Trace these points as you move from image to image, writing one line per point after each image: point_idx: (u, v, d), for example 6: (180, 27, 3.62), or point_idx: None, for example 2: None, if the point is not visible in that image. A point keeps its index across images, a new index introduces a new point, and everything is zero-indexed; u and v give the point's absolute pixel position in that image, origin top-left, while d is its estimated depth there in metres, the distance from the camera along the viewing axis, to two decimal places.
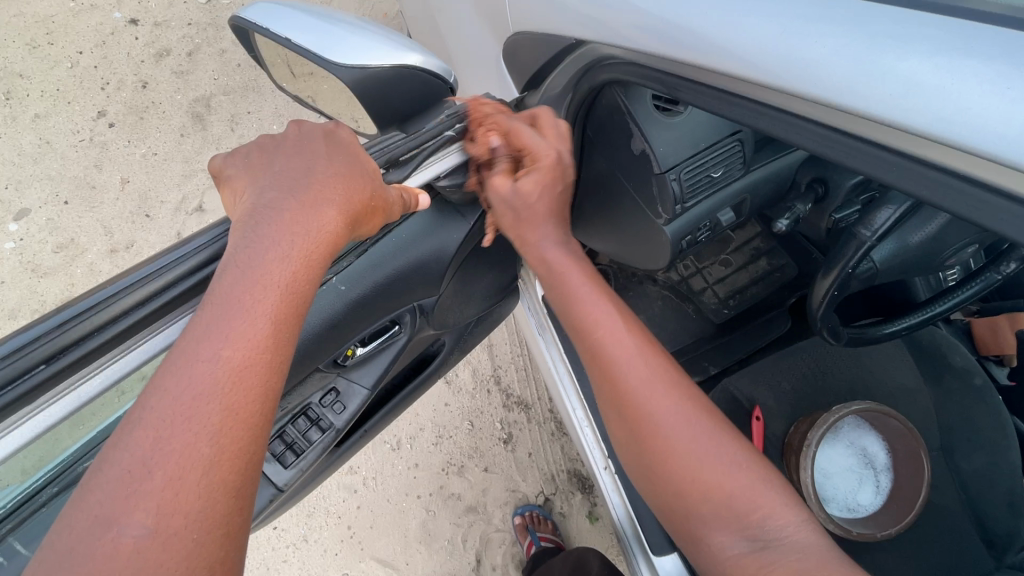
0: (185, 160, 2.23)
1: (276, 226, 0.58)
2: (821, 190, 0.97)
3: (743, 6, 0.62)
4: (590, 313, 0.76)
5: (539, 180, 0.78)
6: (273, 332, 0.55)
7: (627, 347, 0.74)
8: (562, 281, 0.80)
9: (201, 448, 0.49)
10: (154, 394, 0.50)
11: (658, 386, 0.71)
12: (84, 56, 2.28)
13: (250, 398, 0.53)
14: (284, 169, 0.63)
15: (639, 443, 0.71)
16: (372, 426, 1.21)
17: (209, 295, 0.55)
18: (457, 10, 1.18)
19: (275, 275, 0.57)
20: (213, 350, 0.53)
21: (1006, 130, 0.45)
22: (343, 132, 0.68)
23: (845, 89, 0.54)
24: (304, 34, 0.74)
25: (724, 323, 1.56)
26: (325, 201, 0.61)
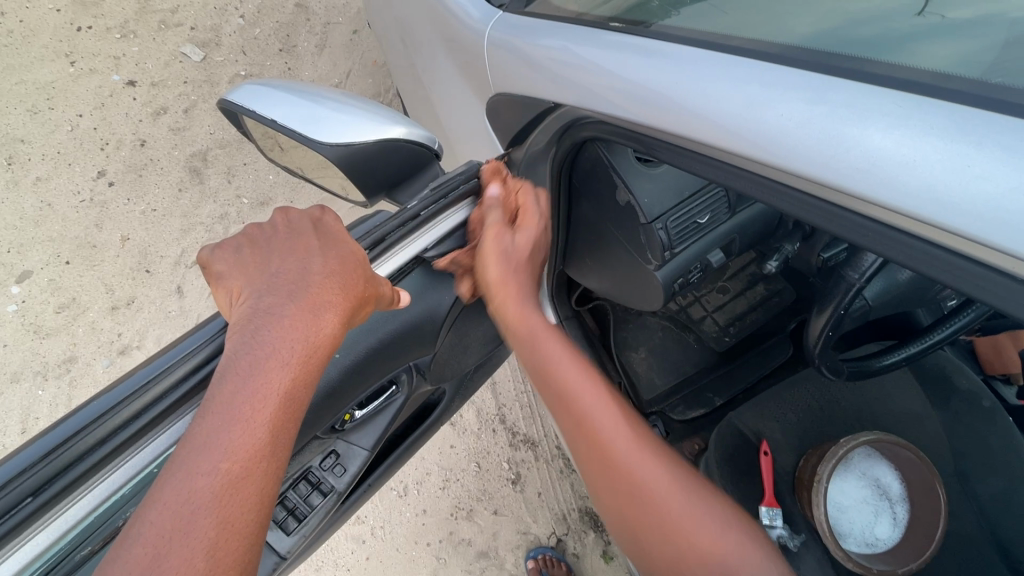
0: (183, 215, 2.27)
1: (276, 331, 0.59)
2: (807, 229, 1.05)
3: (712, 79, 0.64)
4: (565, 381, 0.78)
5: (532, 236, 0.86)
6: (270, 439, 0.55)
7: (605, 415, 0.76)
8: (540, 343, 0.80)
9: (196, 563, 0.48)
10: (153, 507, 0.49)
11: (638, 449, 0.74)
12: (84, 119, 2.33)
13: (244, 508, 0.52)
14: (280, 269, 0.63)
15: (625, 504, 0.73)
16: (376, 480, 1.19)
17: (208, 402, 0.55)
18: (440, 69, 1.22)
19: (274, 381, 0.57)
20: (211, 462, 0.52)
21: (961, 200, 0.46)
22: (331, 220, 0.70)
23: (810, 159, 0.54)
24: (288, 114, 0.77)
25: (726, 350, 1.59)
26: (324, 304, 0.61)
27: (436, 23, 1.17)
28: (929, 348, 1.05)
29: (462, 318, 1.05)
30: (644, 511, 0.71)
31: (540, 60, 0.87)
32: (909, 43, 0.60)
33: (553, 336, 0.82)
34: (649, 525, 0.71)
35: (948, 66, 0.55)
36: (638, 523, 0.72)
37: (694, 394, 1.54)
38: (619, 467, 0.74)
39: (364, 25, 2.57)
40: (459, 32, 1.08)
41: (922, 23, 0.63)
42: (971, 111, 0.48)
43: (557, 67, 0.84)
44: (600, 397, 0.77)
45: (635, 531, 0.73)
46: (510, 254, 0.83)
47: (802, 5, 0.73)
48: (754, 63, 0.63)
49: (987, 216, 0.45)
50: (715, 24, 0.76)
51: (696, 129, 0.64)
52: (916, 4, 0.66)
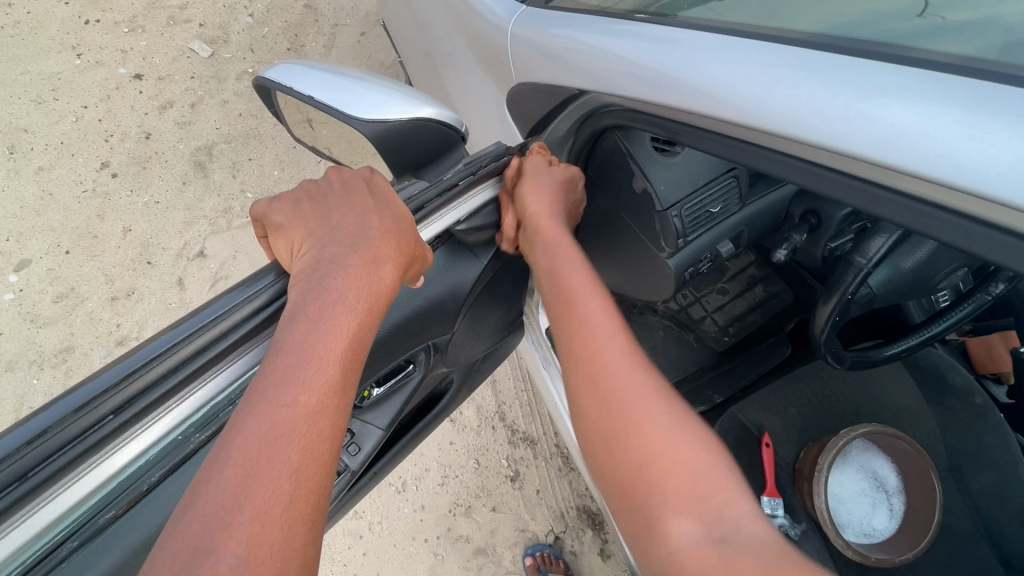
0: (187, 208, 2.28)
1: (340, 280, 0.62)
2: (814, 221, 1.03)
3: (741, 64, 0.67)
4: (573, 288, 0.82)
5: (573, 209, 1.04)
6: (341, 376, 0.58)
7: (604, 326, 0.76)
8: (553, 250, 0.87)
9: (282, 483, 0.51)
10: (237, 435, 0.52)
11: (628, 366, 0.72)
12: (89, 110, 2.35)
13: (322, 438, 0.55)
14: (340, 224, 0.67)
15: (602, 414, 0.70)
16: (381, 467, 1.20)
17: (278, 343, 0.57)
18: (458, 61, 1.27)
19: (343, 327, 0.60)
20: (291, 396, 0.55)
21: (986, 170, 0.49)
22: (379, 180, 0.73)
23: (839, 135, 0.58)
24: (324, 92, 0.79)
25: (725, 350, 1.65)
26: (383, 257, 0.65)
27: (457, 18, 1.21)
28: (926, 341, 1.09)
29: (481, 301, 1.08)
30: (624, 423, 0.67)
31: (566, 52, 0.91)
32: (914, 37, 0.64)
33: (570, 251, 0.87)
34: (621, 436, 0.67)
35: (975, 51, 0.59)
36: (612, 440, 0.68)
37: (696, 391, 1.60)
38: (603, 382, 0.71)
39: (372, 27, 2.61)
40: (482, 26, 1.12)
41: (924, 22, 0.67)
42: (983, 84, 0.52)
43: (582, 57, 0.88)
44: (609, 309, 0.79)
45: (605, 445, 0.68)
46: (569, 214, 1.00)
47: (809, 6, 0.78)
48: (778, 48, 0.66)
49: (1009, 175, 0.48)
50: (736, 19, 0.81)
51: (723, 112, 0.68)
52: (917, 6, 0.71)
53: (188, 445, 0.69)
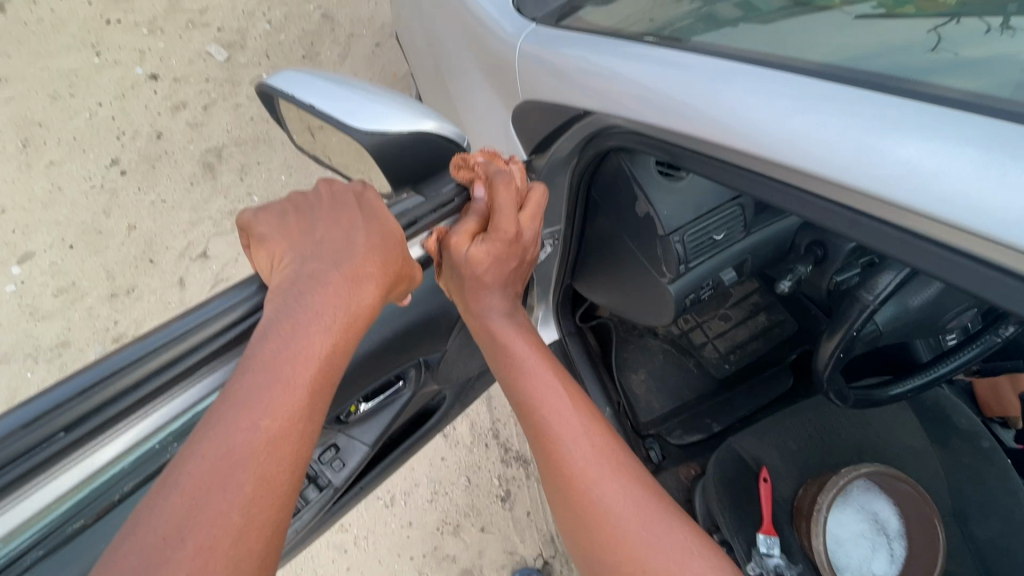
0: (192, 208, 2.28)
1: (318, 299, 0.60)
2: (820, 253, 1.01)
3: (749, 91, 0.66)
4: (531, 396, 0.83)
5: (492, 247, 0.79)
6: (307, 400, 0.57)
7: (568, 426, 0.79)
8: (505, 346, 0.88)
9: (232, 515, 0.49)
10: (191, 459, 0.50)
11: (600, 464, 0.76)
12: (103, 108, 2.37)
13: (281, 467, 0.53)
14: (324, 239, 0.65)
15: (573, 503, 0.74)
16: (367, 482, 1.18)
17: (246, 362, 0.56)
18: (466, 76, 1.27)
19: (314, 348, 0.59)
20: (252, 420, 0.53)
21: (1004, 212, 0.46)
22: (371, 196, 0.71)
23: (849, 169, 0.56)
24: (327, 100, 0.78)
25: (726, 379, 1.62)
26: (365, 277, 0.63)
27: (467, 33, 1.21)
28: (931, 382, 1.06)
29: None
30: (609, 538, 0.70)
31: (572, 72, 0.90)
32: (927, 72, 0.62)
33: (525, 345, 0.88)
34: (593, 526, 0.72)
35: (988, 88, 0.57)
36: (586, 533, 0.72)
37: (695, 419, 1.59)
38: (581, 490, 0.74)
39: (387, 38, 2.64)
40: (490, 42, 1.12)
41: (937, 58, 0.65)
42: (1000, 124, 0.50)
43: (589, 77, 0.87)
44: (568, 404, 0.82)
45: (589, 543, 0.73)
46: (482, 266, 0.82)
47: (818, 38, 0.77)
48: (787, 77, 0.65)
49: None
50: (749, 45, 0.80)
51: (729, 141, 0.66)
52: (931, 41, 0.69)
53: (164, 455, 0.68)
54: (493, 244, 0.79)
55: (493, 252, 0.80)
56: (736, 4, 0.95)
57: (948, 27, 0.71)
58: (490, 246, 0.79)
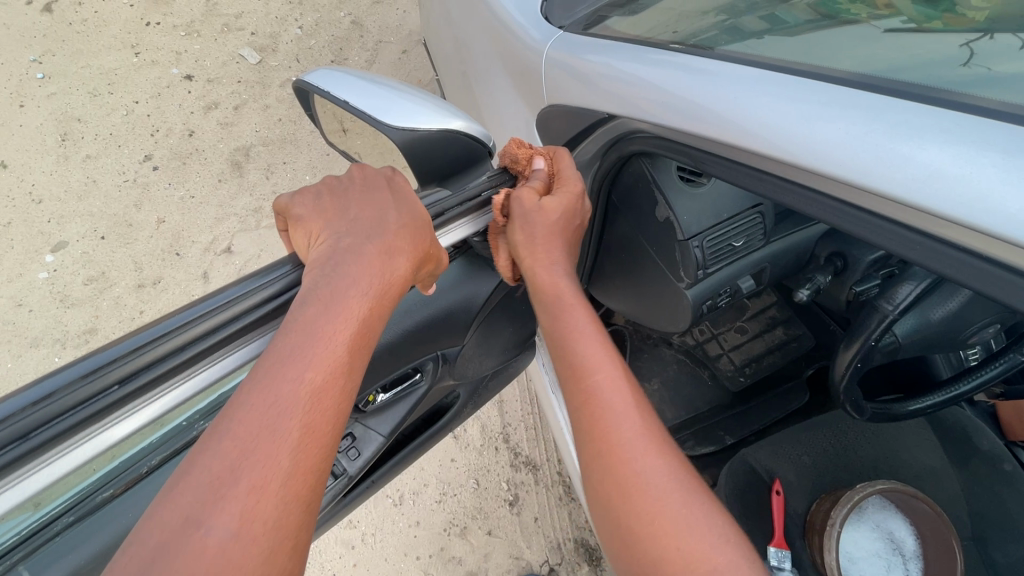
0: (219, 204, 2.35)
1: (356, 266, 0.63)
2: (841, 263, 1.00)
3: (770, 98, 0.68)
4: (584, 358, 0.71)
5: (562, 202, 0.83)
6: (349, 357, 0.59)
7: (615, 394, 0.68)
8: (556, 307, 0.77)
9: (281, 459, 0.51)
10: (241, 407, 0.53)
11: (646, 437, 0.64)
12: (140, 106, 2.47)
13: (324, 418, 0.55)
14: (357, 217, 0.68)
15: (608, 474, 0.63)
16: (379, 476, 1.20)
17: (290, 320, 0.58)
18: (492, 81, 1.30)
19: (355, 309, 0.61)
20: (297, 372, 0.56)
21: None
22: (400, 179, 0.74)
23: (869, 172, 0.57)
24: (360, 97, 0.82)
25: (740, 392, 1.61)
26: (399, 248, 0.66)
27: (494, 38, 1.25)
28: (951, 399, 1.04)
29: (492, 318, 1.07)
30: (645, 520, 0.59)
31: (596, 77, 0.93)
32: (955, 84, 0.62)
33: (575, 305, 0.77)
34: (629, 506, 0.61)
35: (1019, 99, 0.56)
36: (622, 513, 0.61)
37: (707, 431, 1.56)
38: (618, 462, 0.63)
39: (414, 45, 2.70)
40: (517, 48, 1.16)
41: (968, 72, 0.65)
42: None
43: (612, 83, 0.89)
44: (612, 365, 0.71)
45: (626, 536, 0.61)
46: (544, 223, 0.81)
47: (840, 51, 0.78)
48: (810, 83, 0.66)
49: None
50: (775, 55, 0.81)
51: (752, 144, 0.68)
52: (961, 56, 0.69)
53: (192, 433, 0.79)
54: (564, 196, 0.83)
55: (561, 206, 0.83)
56: (761, 17, 0.97)
57: (980, 42, 0.71)
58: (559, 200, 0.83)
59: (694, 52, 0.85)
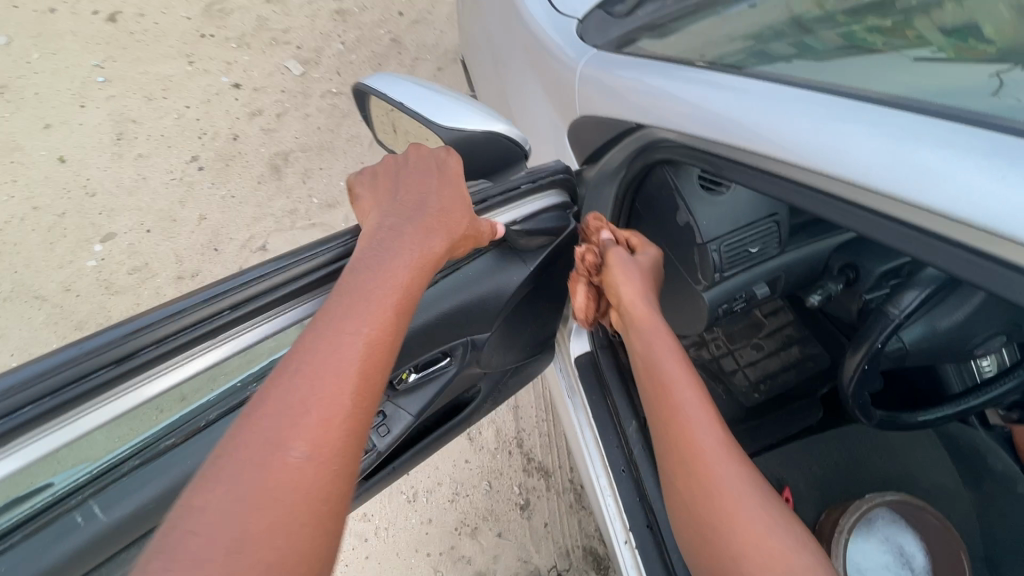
0: (258, 205, 2.48)
1: (397, 243, 0.75)
2: (852, 275, 1.06)
3: (783, 110, 0.76)
4: (669, 377, 0.86)
5: (651, 259, 1.01)
6: (392, 319, 0.70)
7: (698, 415, 0.81)
8: (641, 329, 0.92)
9: (342, 399, 0.62)
10: (306, 354, 0.64)
11: (726, 455, 0.78)
12: (190, 110, 2.64)
13: (373, 368, 0.66)
14: (404, 200, 0.81)
15: (693, 478, 0.77)
16: (400, 465, 1.29)
17: (343, 284, 0.70)
18: (528, 94, 1.40)
19: (395, 277, 0.73)
20: (353, 327, 0.67)
21: (1006, 211, 0.54)
22: (450, 161, 0.85)
23: (871, 175, 0.64)
24: (414, 100, 0.91)
25: (755, 408, 1.54)
26: (432, 230, 0.77)
27: (532, 55, 1.35)
28: (961, 413, 1.07)
29: (519, 311, 1.14)
30: (724, 521, 0.73)
31: (624, 91, 1.01)
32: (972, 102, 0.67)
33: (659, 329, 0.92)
34: (711, 510, 0.74)
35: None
36: (704, 515, 0.75)
37: None
38: (699, 471, 0.77)
39: (448, 63, 2.84)
40: (553, 64, 1.25)
41: (997, 102, 0.67)
42: (1006, 137, 0.57)
43: (639, 97, 0.98)
44: (694, 390, 0.84)
45: (705, 530, 0.74)
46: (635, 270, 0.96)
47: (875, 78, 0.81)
48: (820, 97, 0.74)
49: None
50: (802, 74, 0.88)
51: (771, 152, 0.75)
52: (991, 86, 0.71)
53: (244, 393, 0.88)
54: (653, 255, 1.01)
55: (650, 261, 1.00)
56: (790, 44, 1.04)
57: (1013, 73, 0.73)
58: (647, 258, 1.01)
59: (722, 70, 0.92)
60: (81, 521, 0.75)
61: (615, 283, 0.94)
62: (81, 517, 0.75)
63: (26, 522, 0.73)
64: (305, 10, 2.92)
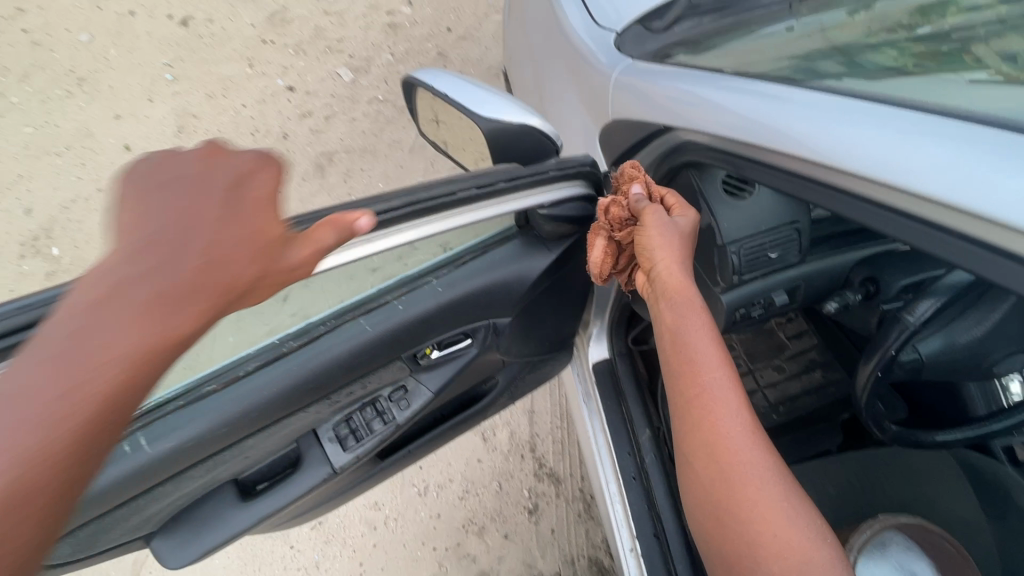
0: (300, 200, 2.61)
1: (158, 278, 0.57)
2: (873, 288, 1.08)
3: (804, 115, 0.82)
4: (702, 359, 0.85)
5: (688, 221, 0.98)
6: (152, 345, 0.55)
7: (728, 398, 0.81)
8: (674, 304, 0.90)
9: (50, 439, 0.50)
10: (36, 359, 0.51)
11: (753, 442, 0.78)
12: (246, 108, 2.82)
13: (107, 404, 0.53)
14: (186, 216, 0.60)
15: (714, 460, 0.78)
16: (414, 448, 1.37)
17: (98, 286, 0.54)
18: (564, 101, 1.46)
19: (154, 304, 0.56)
20: (101, 339, 0.53)
21: (1008, 200, 0.59)
22: (258, 181, 0.64)
23: (883, 171, 0.70)
24: (459, 93, 0.99)
25: (775, 426, 1.62)
26: (212, 272, 0.59)
27: (571, 65, 1.42)
28: (980, 436, 1.07)
29: (540, 299, 1.17)
30: (744, 507, 0.74)
31: (657, 98, 1.08)
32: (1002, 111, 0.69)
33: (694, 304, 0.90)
34: (731, 494, 0.76)
35: None
36: (723, 498, 0.76)
37: None
38: (725, 453, 0.77)
39: (490, 78, 2.96)
40: (591, 74, 1.32)
41: None
42: (1010, 137, 0.62)
43: (671, 103, 1.04)
44: (727, 373, 0.83)
45: (724, 514, 0.76)
46: (672, 233, 0.95)
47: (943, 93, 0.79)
48: (839, 104, 0.80)
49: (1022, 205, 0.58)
50: (850, 86, 0.87)
51: (792, 149, 0.82)
52: None
53: (281, 348, 0.96)
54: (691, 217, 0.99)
55: (688, 224, 0.98)
56: (841, 63, 1.05)
57: None
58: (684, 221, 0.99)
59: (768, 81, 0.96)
60: (128, 450, 0.86)
61: (652, 243, 0.94)
62: (129, 446, 0.86)
63: None
64: (359, 21, 3.10)
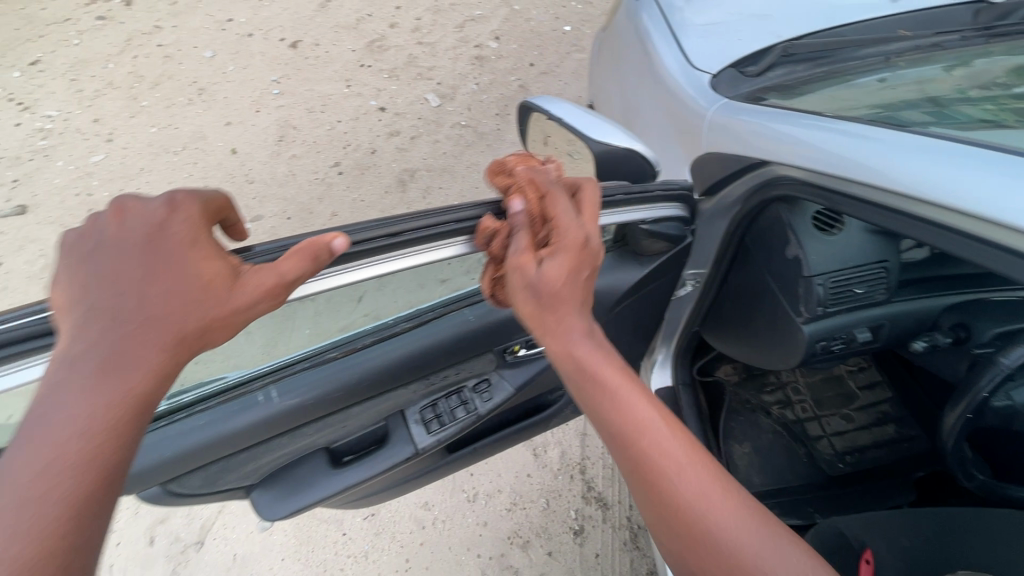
0: (381, 211, 2.81)
1: (112, 361, 0.55)
2: (964, 334, 1.12)
3: (896, 152, 0.87)
4: (637, 421, 0.73)
5: (562, 264, 0.73)
6: (102, 446, 0.54)
7: (675, 454, 0.72)
8: (592, 377, 0.74)
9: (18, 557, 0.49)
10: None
11: (712, 493, 0.70)
12: (341, 124, 3.09)
13: (67, 495, 0.52)
14: (131, 283, 0.57)
15: (681, 525, 0.69)
16: (482, 447, 1.44)
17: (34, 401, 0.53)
18: (656, 135, 1.56)
19: (104, 399, 0.55)
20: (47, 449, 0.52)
21: None
22: (172, 230, 0.60)
23: (974, 206, 0.74)
24: (574, 117, 1.10)
25: (838, 476, 1.61)
26: (162, 337, 0.57)
27: (664, 103, 1.52)
28: None
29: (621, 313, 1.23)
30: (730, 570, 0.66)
31: (751, 134, 1.15)
32: None
33: (603, 364, 0.75)
34: (713, 559, 0.67)
35: None
36: (704, 563, 0.68)
37: (794, 503, 1.52)
38: (688, 517, 0.69)
39: None
40: (685, 111, 1.41)
41: None
42: None
43: (764, 139, 1.11)
44: (663, 428, 0.73)
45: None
46: (539, 290, 0.74)
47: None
48: (933, 144, 0.85)
49: None
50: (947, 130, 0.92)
51: (883, 184, 0.87)
52: None
53: (394, 328, 1.10)
54: (566, 257, 0.73)
55: (566, 267, 0.74)
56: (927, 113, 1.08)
57: None
58: (562, 261, 0.74)
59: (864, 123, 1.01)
60: (263, 399, 1.01)
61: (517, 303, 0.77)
62: (264, 395, 1.01)
63: (221, 392, 1.03)
64: (449, 53, 3.36)
